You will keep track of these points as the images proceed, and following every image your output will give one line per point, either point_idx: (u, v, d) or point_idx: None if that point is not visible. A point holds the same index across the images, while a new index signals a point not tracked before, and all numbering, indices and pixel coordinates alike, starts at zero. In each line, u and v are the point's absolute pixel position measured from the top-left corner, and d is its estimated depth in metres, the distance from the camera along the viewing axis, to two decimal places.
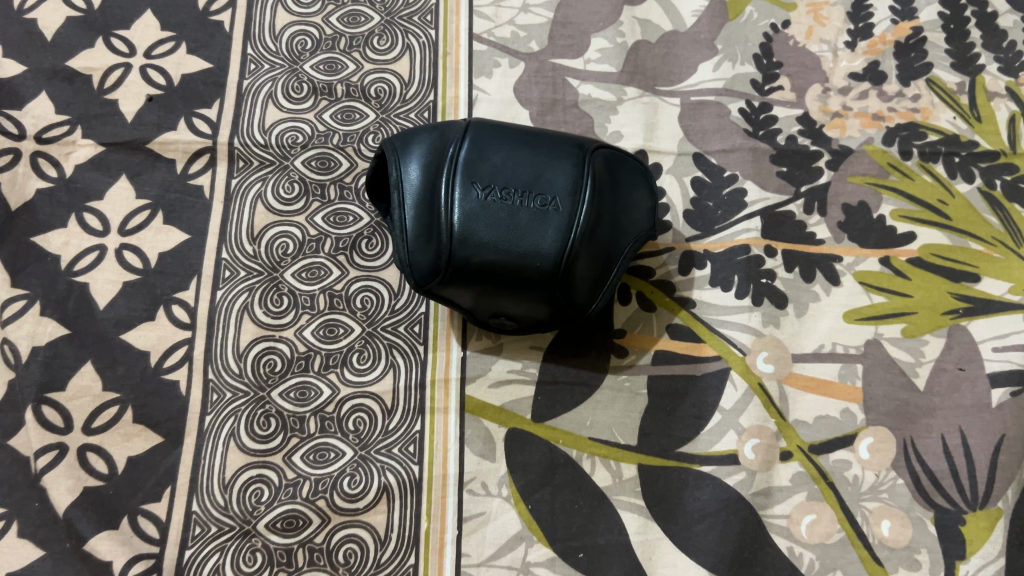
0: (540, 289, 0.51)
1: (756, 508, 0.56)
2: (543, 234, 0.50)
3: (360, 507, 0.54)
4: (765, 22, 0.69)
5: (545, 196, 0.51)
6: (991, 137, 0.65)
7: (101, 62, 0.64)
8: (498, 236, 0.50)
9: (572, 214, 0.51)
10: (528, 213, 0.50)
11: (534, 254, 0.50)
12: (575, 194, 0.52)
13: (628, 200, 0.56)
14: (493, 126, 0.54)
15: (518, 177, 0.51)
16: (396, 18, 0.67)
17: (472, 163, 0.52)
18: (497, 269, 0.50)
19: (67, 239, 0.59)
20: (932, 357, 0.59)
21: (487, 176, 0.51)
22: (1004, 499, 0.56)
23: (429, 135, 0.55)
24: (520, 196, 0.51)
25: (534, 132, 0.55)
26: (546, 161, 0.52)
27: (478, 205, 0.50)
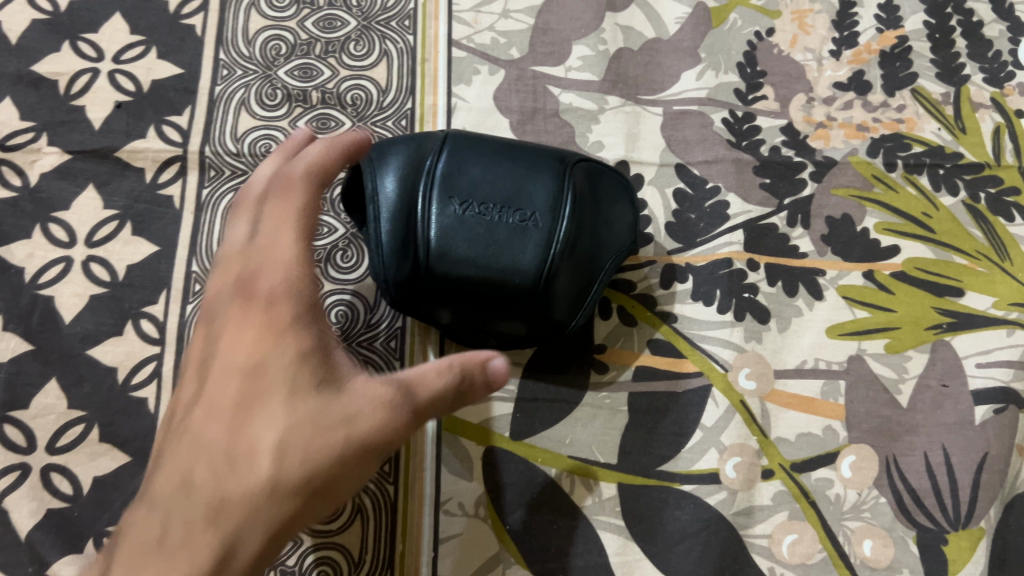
0: (519, 306, 0.50)
1: (737, 528, 0.55)
2: (521, 250, 0.49)
3: (333, 529, 0.53)
4: (749, 30, 0.67)
5: (525, 211, 0.50)
6: (976, 148, 0.65)
7: (67, 66, 0.62)
8: (476, 252, 0.49)
9: (551, 229, 0.50)
10: (506, 229, 0.49)
11: (513, 270, 0.49)
12: (555, 209, 0.50)
13: (610, 213, 0.54)
14: (472, 138, 0.53)
15: (496, 191, 0.50)
16: (373, 23, 0.65)
17: (450, 177, 0.50)
18: (475, 286, 0.49)
19: (32, 251, 0.57)
20: (915, 373, 0.59)
21: (465, 190, 0.50)
22: (986, 518, 0.55)
23: (406, 146, 0.53)
24: (498, 210, 0.50)
25: (514, 143, 0.53)
26: (526, 174, 0.51)
27: (456, 220, 0.49)
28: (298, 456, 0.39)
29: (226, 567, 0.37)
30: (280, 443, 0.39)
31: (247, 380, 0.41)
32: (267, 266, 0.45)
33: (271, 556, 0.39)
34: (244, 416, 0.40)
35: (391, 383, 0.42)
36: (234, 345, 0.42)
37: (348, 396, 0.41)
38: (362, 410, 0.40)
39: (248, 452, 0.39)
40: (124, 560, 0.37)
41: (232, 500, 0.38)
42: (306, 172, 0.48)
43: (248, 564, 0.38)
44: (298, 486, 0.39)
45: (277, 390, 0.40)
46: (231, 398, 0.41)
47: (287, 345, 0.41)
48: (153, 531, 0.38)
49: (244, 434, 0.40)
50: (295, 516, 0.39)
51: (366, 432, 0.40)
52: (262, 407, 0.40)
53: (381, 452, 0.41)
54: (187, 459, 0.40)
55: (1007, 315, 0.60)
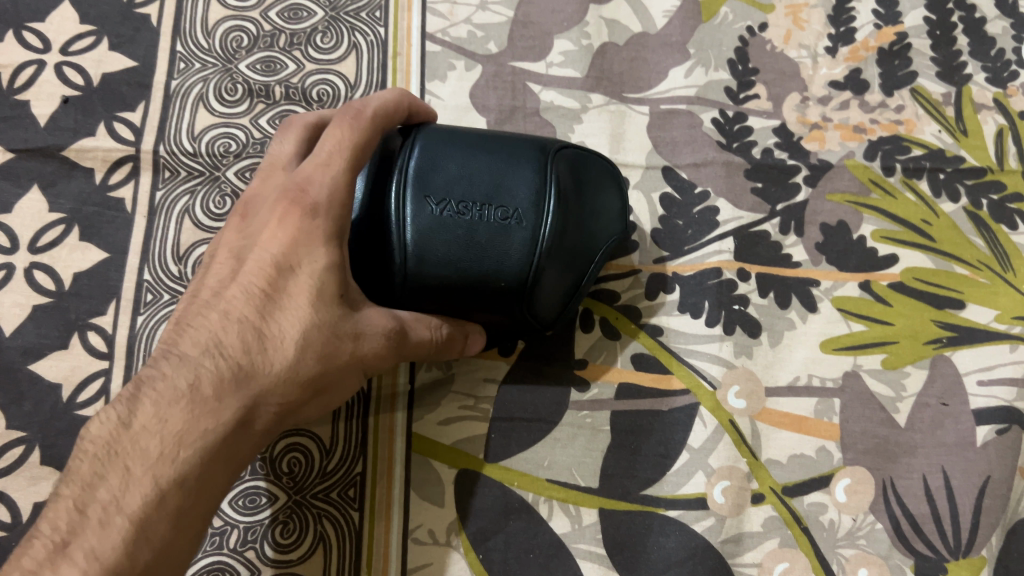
0: (503, 306, 0.46)
1: (726, 557, 0.51)
2: (506, 249, 0.45)
3: (293, 559, 0.49)
4: (740, 24, 0.64)
5: (507, 207, 0.45)
6: (978, 152, 0.61)
7: (12, 58, 0.58)
8: (457, 254, 0.44)
9: (536, 225, 0.45)
10: (488, 229, 0.45)
11: (498, 271, 0.45)
12: (538, 202, 0.46)
13: (597, 194, 0.50)
14: (444, 131, 0.48)
15: (475, 187, 0.45)
16: (341, 14, 0.61)
17: (424, 173, 0.45)
18: (457, 290, 0.45)
19: None
20: (914, 391, 0.56)
21: (442, 188, 0.45)
22: (988, 546, 0.52)
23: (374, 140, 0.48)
24: (479, 208, 0.45)
25: (488, 136, 0.49)
26: (505, 167, 0.46)
27: (433, 221, 0.44)
28: (318, 353, 0.41)
29: (243, 430, 0.40)
30: (306, 337, 0.41)
31: (280, 270, 0.42)
32: (315, 164, 0.44)
33: (271, 431, 0.42)
34: (274, 305, 0.42)
35: (392, 317, 0.45)
36: (271, 236, 0.43)
37: (361, 312, 0.43)
38: (370, 332, 0.43)
39: (277, 336, 0.41)
40: (150, 402, 0.38)
41: (255, 375, 0.40)
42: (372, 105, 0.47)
43: (256, 432, 0.41)
44: (311, 381, 0.42)
45: (308, 286, 0.42)
46: (261, 281, 0.42)
47: (325, 250, 0.42)
48: (180, 381, 0.39)
49: (273, 321, 0.41)
50: (295, 406, 0.42)
51: (368, 352, 0.43)
52: (293, 299, 0.42)
53: (371, 369, 0.45)
54: (214, 327, 0.41)
55: (1010, 329, 0.57)
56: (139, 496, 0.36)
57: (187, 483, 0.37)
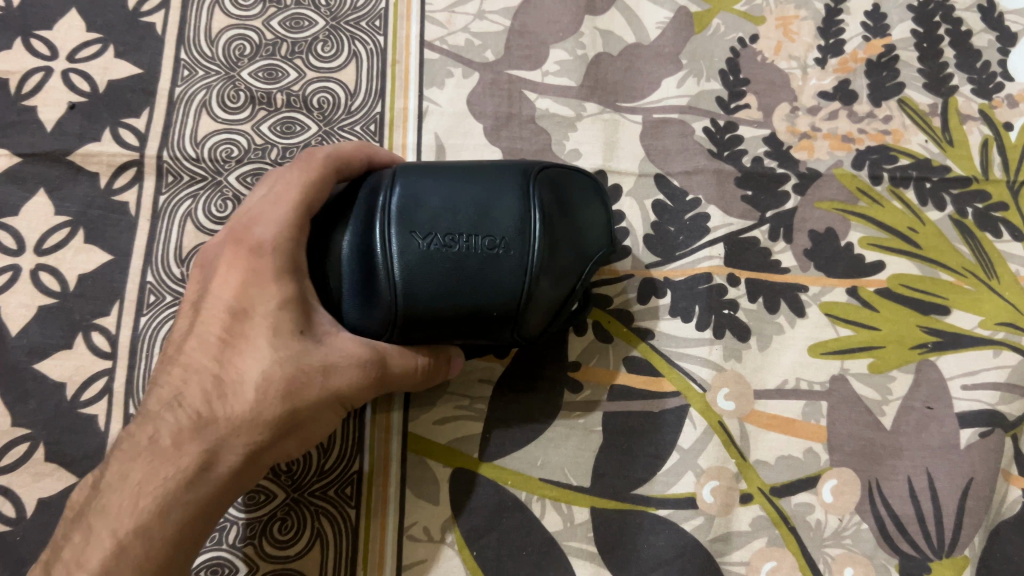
0: (496, 329, 0.45)
1: (715, 555, 0.53)
2: (497, 276, 0.43)
3: (291, 555, 0.51)
4: (732, 36, 0.65)
5: (494, 235, 0.44)
6: (963, 161, 0.63)
7: (19, 65, 0.59)
8: (449, 285, 0.43)
9: (525, 251, 0.44)
10: (476, 258, 0.43)
11: (491, 298, 0.44)
12: (525, 227, 0.44)
13: (578, 209, 0.48)
14: (423, 168, 0.47)
15: (460, 218, 0.44)
16: (342, 23, 0.62)
17: (407, 209, 0.44)
18: (452, 321, 0.44)
19: None
20: (899, 394, 0.57)
21: (425, 222, 0.43)
22: (971, 546, 0.53)
23: (353, 185, 0.48)
24: (465, 238, 0.43)
25: (469, 167, 0.47)
26: (489, 194, 0.45)
27: (420, 256, 0.43)
28: (280, 389, 0.43)
29: (206, 474, 0.42)
30: (264, 376, 0.42)
31: (236, 317, 0.44)
32: (265, 211, 0.46)
33: (248, 471, 0.43)
34: (232, 350, 0.44)
35: (371, 344, 0.45)
36: (226, 285, 0.45)
37: (330, 343, 0.44)
38: (340, 361, 0.44)
39: (236, 379, 0.43)
40: (118, 463, 0.43)
41: (216, 421, 0.42)
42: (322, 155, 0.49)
43: (226, 475, 0.42)
44: (277, 417, 0.43)
45: (265, 327, 0.43)
46: (220, 329, 0.44)
47: (276, 287, 0.44)
48: (143, 439, 0.42)
49: (231, 365, 0.43)
50: (270, 443, 0.43)
51: (343, 382, 0.44)
52: (249, 341, 0.43)
53: (350, 397, 0.45)
54: (179, 382, 0.44)
55: (993, 334, 0.58)
56: (99, 550, 0.40)
57: (145, 533, 0.40)
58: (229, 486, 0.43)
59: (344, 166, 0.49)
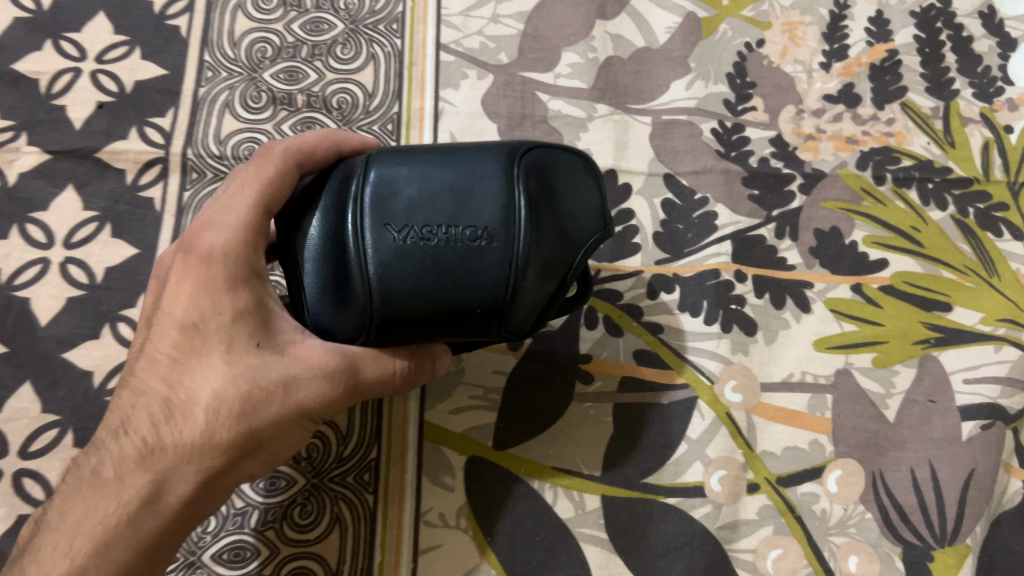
0: (484, 328, 0.39)
1: (722, 542, 0.54)
2: (480, 271, 0.38)
3: (311, 539, 0.52)
4: (739, 40, 0.67)
5: (476, 223, 0.38)
6: (965, 163, 0.64)
7: (48, 65, 0.61)
8: (427, 283, 0.38)
9: (511, 241, 0.38)
10: (456, 252, 0.37)
11: (474, 295, 0.38)
12: (511, 212, 0.38)
13: (573, 188, 0.42)
14: (404, 149, 0.41)
15: (439, 205, 0.38)
16: (360, 26, 0.64)
17: (381, 198, 0.38)
18: (432, 322, 0.38)
19: (9, 252, 0.56)
20: (902, 388, 0.58)
21: (401, 213, 0.38)
22: (973, 535, 0.55)
23: (322, 175, 0.43)
24: (446, 230, 0.38)
25: (452, 146, 0.41)
26: (470, 173, 0.39)
27: (395, 253, 0.38)
28: (229, 413, 0.40)
29: (151, 508, 0.40)
30: (215, 397, 0.40)
31: (186, 333, 0.41)
32: (218, 213, 0.43)
33: (202, 496, 0.41)
34: (183, 367, 0.41)
35: (339, 354, 0.41)
36: (175, 295, 0.42)
37: (289, 356, 0.41)
38: (301, 374, 0.41)
39: (185, 402, 0.41)
40: (65, 495, 0.41)
41: (165, 447, 0.40)
42: (284, 147, 0.45)
43: (179, 502, 0.41)
44: (232, 440, 0.41)
45: (217, 343, 0.41)
46: (169, 346, 0.42)
47: (226, 302, 0.41)
48: (89, 469, 0.41)
49: (180, 387, 0.41)
50: (228, 465, 0.41)
51: (304, 397, 0.42)
52: (200, 359, 0.41)
53: (313, 413, 0.43)
54: (130, 404, 0.42)
55: (994, 330, 0.60)
56: None
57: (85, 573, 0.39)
58: (184, 512, 0.41)
59: (307, 157, 0.45)
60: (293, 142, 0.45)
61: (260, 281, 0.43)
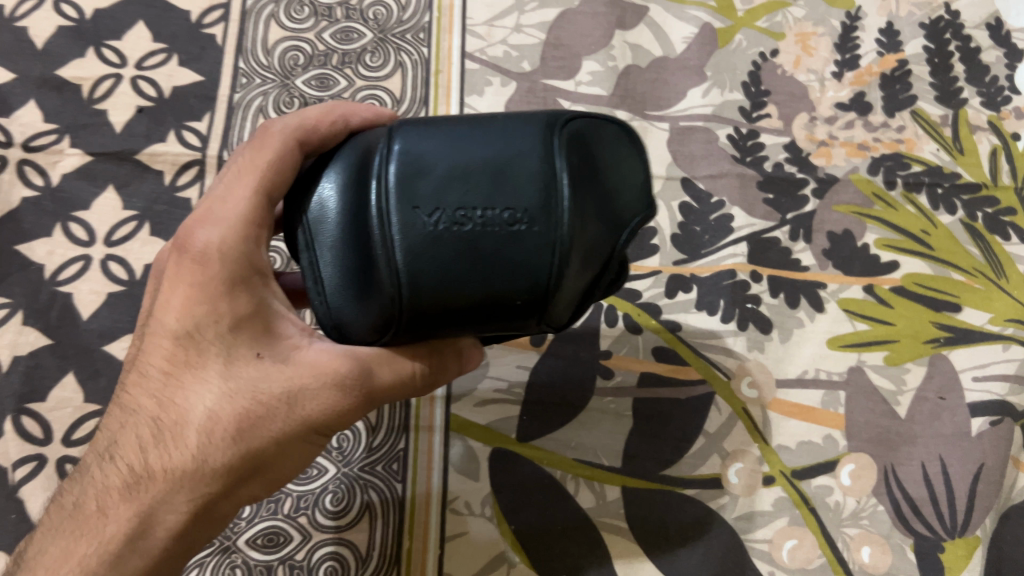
0: (522, 320, 0.35)
1: (739, 532, 0.56)
2: (520, 259, 0.34)
3: (342, 525, 0.54)
4: (754, 50, 0.69)
5: (516, 205, 0.34)
6: (974, 169, 0.66)
7: (91, 71, 0.64)
8: (460, 273, 0.34)
9: (555, 224, 0.34)
10: (493, 240, 0.33)
11: (513, 285, 0.34)
12: (554, 191, 0.34)
13: (616, 162, 0.37)
14: (430, 120, 0.37)
15: (473, 186, 0.34)
16: (389, 35, 0.67)
17: (406, 177, 0.34)
18: (467, 315, 0.34)
19: (52, 249, 0.59)
20: (913, 385, 0.60)
21: (429, 195, 0.34)
22: (982, 527, 0.56)
23: (333, 151, 0.39)
24: (482, 214, 0.33)
25: (485, 115, 0.37)
26: (508, 147, 0.35)
27: (425, 240, 0.33)
28: (225, 435, 0.39)
29: (144, 538, 0.39)
30: (210, 417, 0.39)
31: (179, 347, 0.40)
32: (214, 211, 0.40)
33: (199, 522, 0.40)
34: (176, 384, 0.40)
35: (348, 361, 0.39)
36: (168, 302, 0.40)
37: (294, 368, 0.40)
38: (308, 386, 0.40)
39: (178, 424, 0.39)
40: (59, 520, 0.41)
41: (155, 474, 0.39)
42: (284, 128, 0.42)
43: (171, 532, 0.40)
44: (227, 465, 0.39)
45: (215, 356, 0.39)
46: (162, 359, 0.40)
47: (221, 313, 0.39)
48: (83, 496, 0.40)
49: (173, 406, 0.39)
50: (224, 491, 0.40)
51: (308, 411, 0.40)
52: (195, 376, 0.39)
53: (318, 427, 0.41)
54: (121, 423, 0.41)
55: (1003, 330, 0.62)
56: None
57: None
58: (177, 543, 0.40)
59: (309, 135, 0.41)
60: (294, 120, 0.42)
61: (260, 284, 0.41)
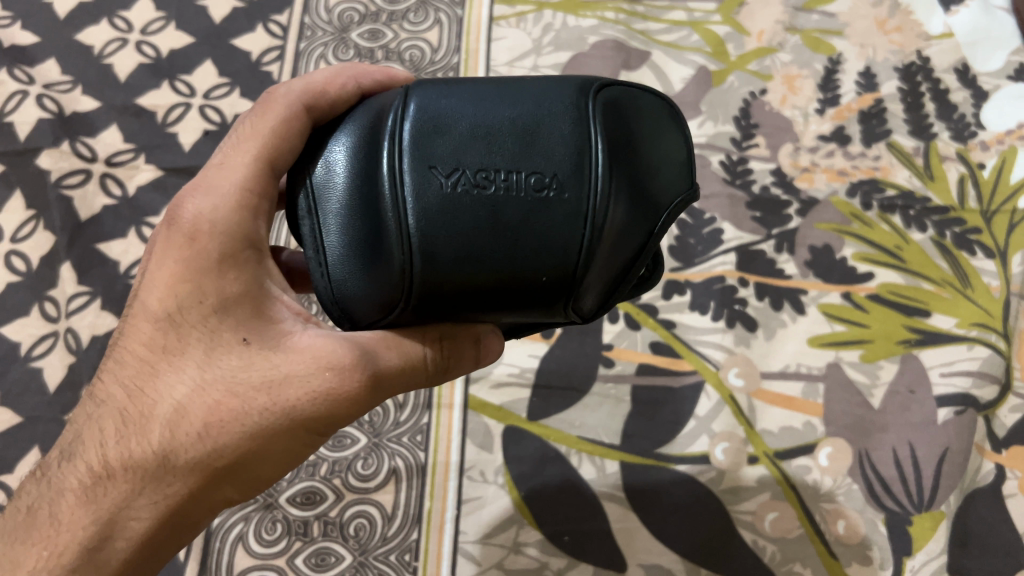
0: (546, 303, 0.36)
1: (725, 503, 0.62)
2: (545, 231, 0.35)
3: (371, 487, 0.61)
4: (744, 89, 0.78)
5: (542, 171, 0.35)
6: (943, 193, 0.74)
7: (165, 100, 0.74)
8: (481, 242, 0.35)
9: (582, 195, 0.35)
10: (516, 207, 0.35)
11: (535, 259, 0.35)
12: (583, 161, 0.35)
13: (654, 139, 0.39)
14: (454, 84, 0.38)
15: (497, 152, 0.35)
16: (422, 74, 0.77)
17: (427, 140, 0.36)
18: (484, 294, 0.35)
19: (127, 248, 0.68)
20: (886, 379, 0.67)
21: (449, 159, 0.35)
22: (947, 503, 0.62)
23: (344, 118, 0.41)
24: (504, 179, 0.35)
25: (508, 83, 0.38)
26: (534, 113, 0.36)
27: (444, 202, 0.35)
28: (197, 428, 0.40)
29: (108, 541, 0.41)
30: (181, 408, 0.40)
31: (160, 333, 0.41)
32: (206, 193, 0.43)
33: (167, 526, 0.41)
34: (152, 374, 0.41)
35: (342, 349, 0.40)
36: (153, 291, 0.42)
37: (279, 359, 0.41)
38: (292, 375, 0.40)
39: (149, 418, 0.40)
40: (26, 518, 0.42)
41: (120, 470, 0.41)
42: (289, 95, 0.44)
43: (134, 538, 0.41)
44: (193, 462, 0.40)
45: (194, 343, 0.41)
46: (143, 351, 0.42)
47: (204, 299, 0.41)
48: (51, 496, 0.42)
49: (147, 398, 0.41)
50: (193, 491, 0.41)
51: (291, 403, 0.40)
52: (170, 365, 0.41)
53: (304, 423, 0.41)
54: (96, 414, 0.42)
55: (968, 333, 0.68)
56: None
57: None
58: (138, 551, 0.41)
59: (316, 99, 0.43)
60: (300, 86, 0.44)
61: (253, 266, 0.42)
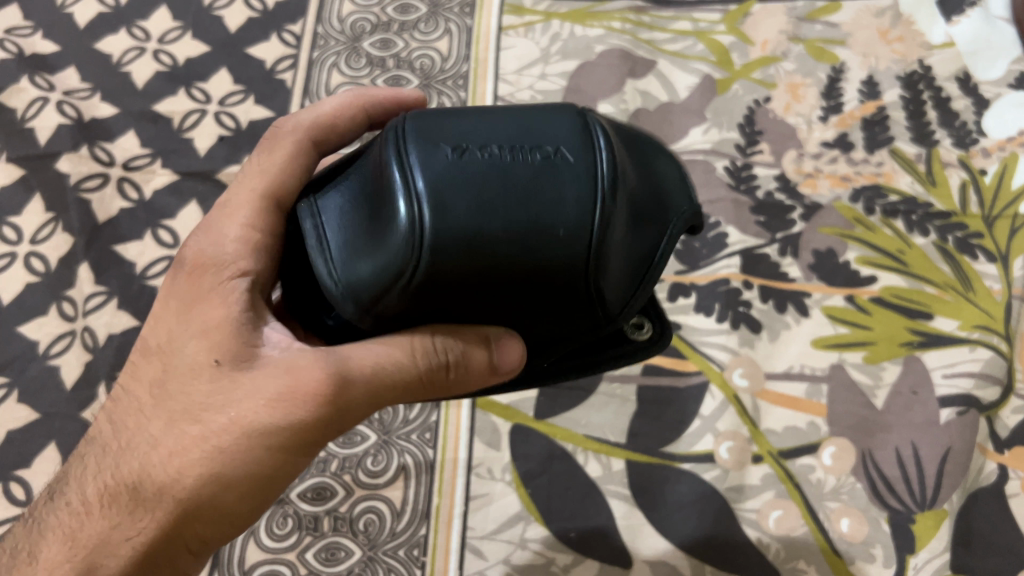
0: (563, 267, 0.35)
1: (730, 501, 0.63)
2: (556, 194, 0.35)
3: (380, 483, 0.63)
4: (748, 97, 0.79)
5: (548, 146, 0.36)
6: (945, 199, 0.75)
7: (181, 107, 0.76)
8: (495, 197, 0.34)
9: (590, 164, 0.36)
10: (527, 168, 0.35)
11: (552, 217, 0.35)
12: (587, 141, 0.37)
13: (651, 157, 0.42)
14: None
15: (504, 131, 0.37)
16: (432, 81, 0.78)
17: (432, 122, 0.37)
18: (502, 248, 0.34)
19: (143, 250, 0.69)
20: (889, 380, 0.67)
21: (456, 134, 0.36)
22: (949, 502, 0.63)
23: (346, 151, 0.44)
24: (512, 149, 0.36)
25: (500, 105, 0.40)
26: (533, 109, 0.38)
27: (454, 162, 0.35)
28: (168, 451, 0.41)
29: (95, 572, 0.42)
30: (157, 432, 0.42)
31: (153, 365, 0.44)
32: (207, 237, 0.46)
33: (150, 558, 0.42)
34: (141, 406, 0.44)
35: (312, 358, 0.41)
36: (154, 332, 0.46)
37: (243, 378, 0.41)
38: (252, 392, 0.41)
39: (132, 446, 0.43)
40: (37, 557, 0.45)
41: (109, 499, 0.43)
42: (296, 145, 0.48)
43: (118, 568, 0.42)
44: (163, 487, 0.41)
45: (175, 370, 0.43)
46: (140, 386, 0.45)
47: (188, 329, 0.44)
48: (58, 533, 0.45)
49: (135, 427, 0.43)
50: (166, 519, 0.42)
51: (250, 421, 0.40)
52: (154, 396, 0.43)
53: (269, 443, 0.41)
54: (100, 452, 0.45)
55: (970, 335, 0.69)
56: None
57: None
58: None
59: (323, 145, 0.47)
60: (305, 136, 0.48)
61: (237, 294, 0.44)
